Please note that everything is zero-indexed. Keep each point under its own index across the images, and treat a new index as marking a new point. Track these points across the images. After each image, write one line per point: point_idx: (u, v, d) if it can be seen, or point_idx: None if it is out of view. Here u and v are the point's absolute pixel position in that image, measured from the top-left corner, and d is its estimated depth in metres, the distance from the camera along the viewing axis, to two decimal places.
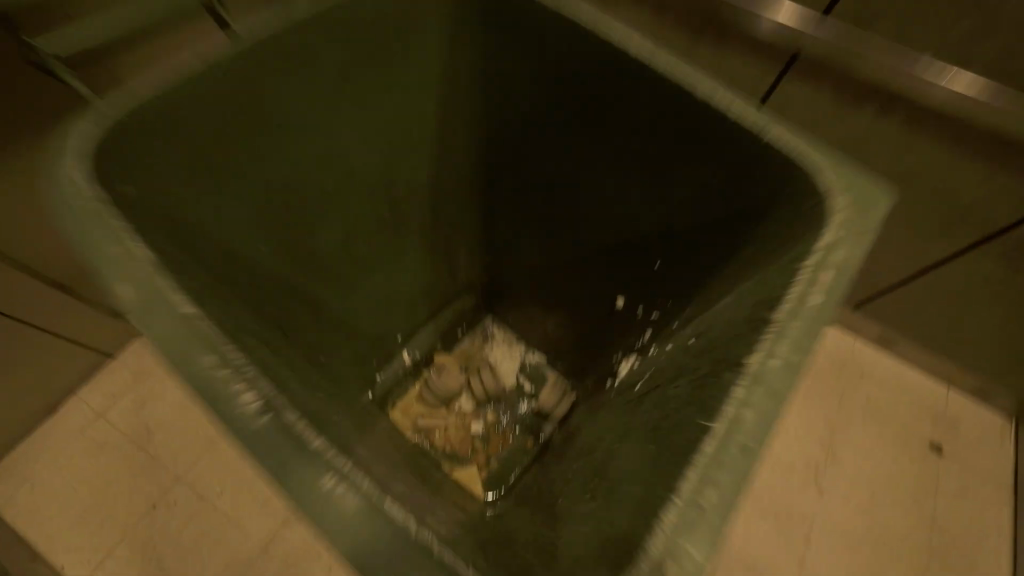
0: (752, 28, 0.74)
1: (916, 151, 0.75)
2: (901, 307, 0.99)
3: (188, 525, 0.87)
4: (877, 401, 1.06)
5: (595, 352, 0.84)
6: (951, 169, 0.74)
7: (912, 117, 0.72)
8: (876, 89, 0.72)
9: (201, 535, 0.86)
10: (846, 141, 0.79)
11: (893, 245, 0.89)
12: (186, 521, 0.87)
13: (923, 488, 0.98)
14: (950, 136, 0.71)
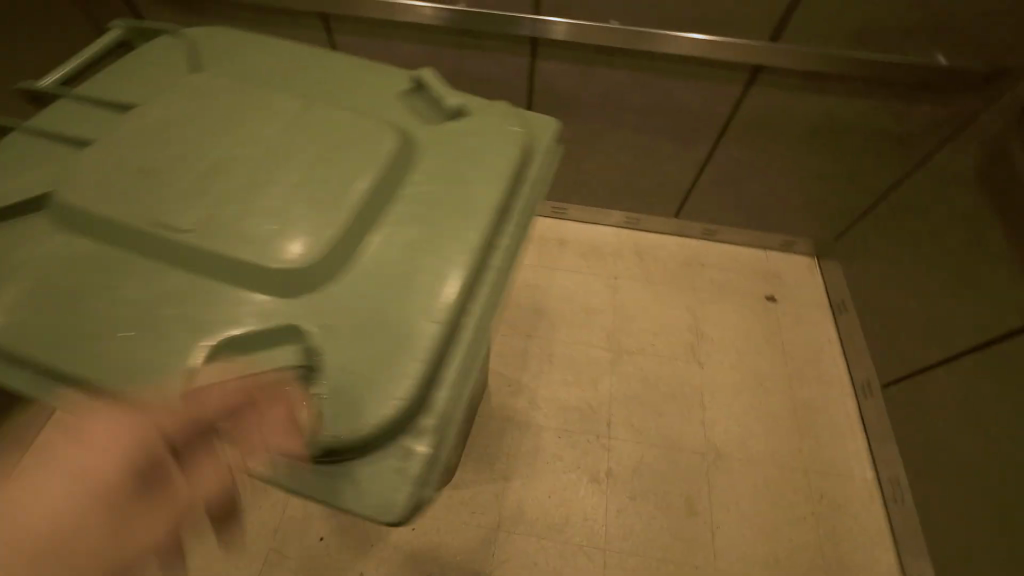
0: (497, 33, 0.93)
1: (646, 86, 0.99)
2: (704, 201, 1.24)
3: None
4: (721, 280, 1.30)
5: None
6: (674, 90, 0.98)
7: (631, 64, 0.95)
8: (599, 51, 0.94)
9: None
10: (601, 94, 1.02)
11: (673, 157, 1.13)
12: None
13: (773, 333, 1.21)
14: (662, 69, 0.95)
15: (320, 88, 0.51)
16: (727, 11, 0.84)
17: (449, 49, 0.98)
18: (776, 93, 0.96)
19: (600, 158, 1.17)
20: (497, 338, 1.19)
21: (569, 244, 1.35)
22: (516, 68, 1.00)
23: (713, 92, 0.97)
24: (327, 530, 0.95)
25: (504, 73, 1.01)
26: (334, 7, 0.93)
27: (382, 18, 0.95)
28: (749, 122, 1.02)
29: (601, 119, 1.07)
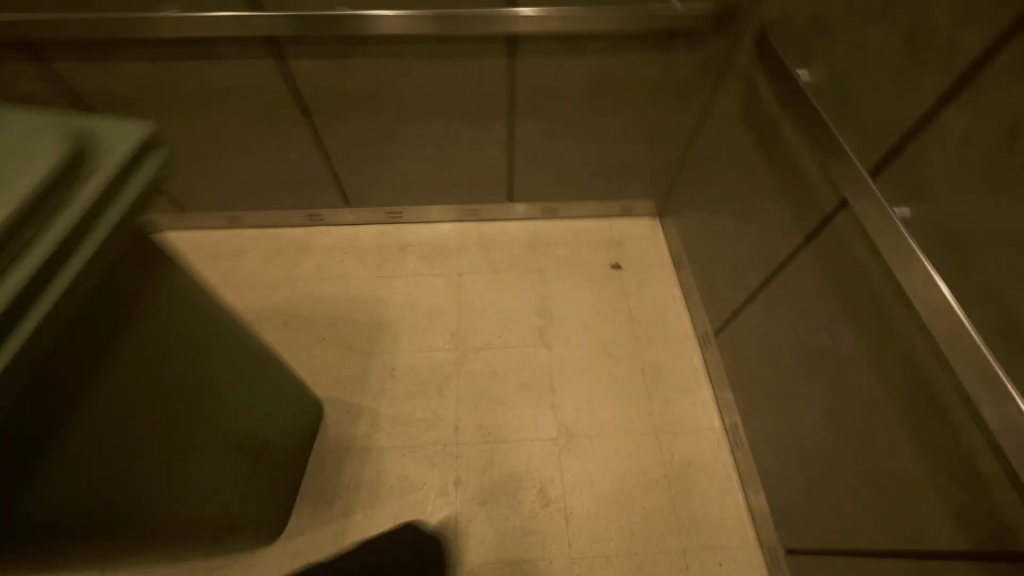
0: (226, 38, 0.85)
1: (411, 73, 0.93)
2: (530, 181, 1.21)
3: None
4: (566, 257, 1.27)
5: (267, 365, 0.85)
6: (440, 72, 0.93)
7: (384, 52, 0.89)
8: (345, 42, 0.87)
9: None
10: (370, 87, 0.95)
11: (476, 142, 1.08)
12: None
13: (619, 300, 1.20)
14: (417, 52, 0.89)
15: None
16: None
17: (183, 63, 0.89)
18: (539, 59, 0.92)
19: (407, 155, 1.11)
20: (335, 363, 1.11)
21: (409, 248, 1.28)
22: (269, 73, 0.92)
23: (480, 69, 0.93)
24: None
25: (261, 81, 0.93)
26: (28, 35, 0.82)
27: (89, 39, 0.84)
28: (532, 95, 0.98)
29: (385, 115, 1.01)
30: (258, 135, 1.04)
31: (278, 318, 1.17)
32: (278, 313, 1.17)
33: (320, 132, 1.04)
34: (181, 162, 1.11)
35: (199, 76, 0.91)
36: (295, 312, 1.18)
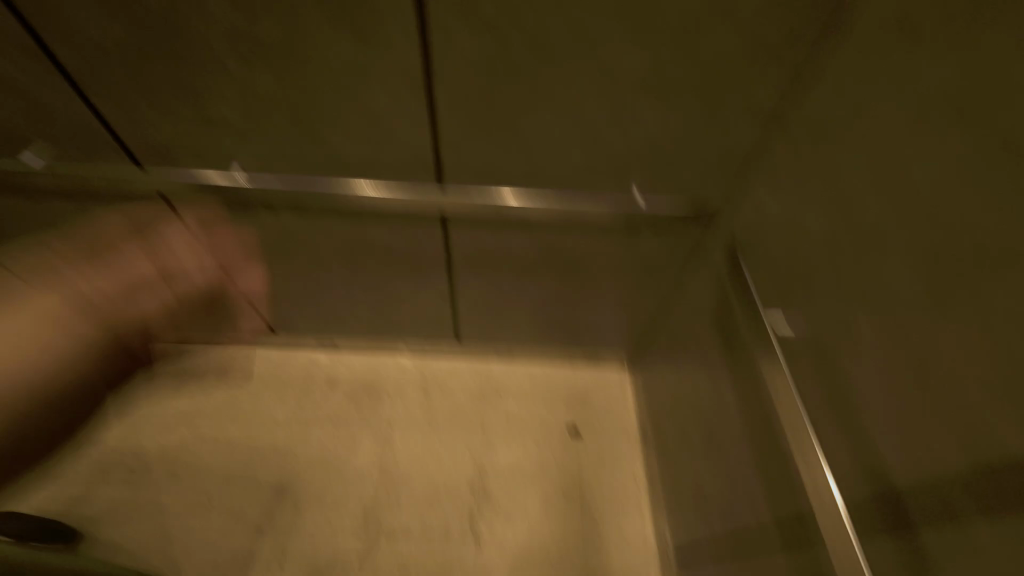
0: (108, 189, 0.73)
1: (328, 232, 0.80)
2: (477, 329, 1.06)
3: None
4: (516, 415, 1.09)
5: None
6: (363, 231, 0.79)
7: (294, 213, 0.76)
8: (245, 201, 0.75)
9: None
10: (281, 241, 0.82)
11: (413, 294, 0.93)
12: None
13: (570, 483, 1.01)
14: (332, 215, 0.77)
15: None
16: (365, 155, 0.67)
17: (62, 204, 0.76)
18: (477, 233, 0.79)
19: (334, 298, 0.96)
20: (219, 537, 0.93)
21: (338, 387, 1.10)
22: (160, 216, 0.78)
23: (408, 234, 0.80)
24: None
25: (149, 220, 0.78)
26: None
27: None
28: (475, 261, 0.84)
29: (303, 264, 0.87)
30: (161, 269, 0.90)
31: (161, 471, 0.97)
32: (163, 462, 0.99)
33: (231, 274, 0.91)
34: (71, 286, 0.96)
35: (82, 216, 0.79)
36: (186, 461, 0.99)
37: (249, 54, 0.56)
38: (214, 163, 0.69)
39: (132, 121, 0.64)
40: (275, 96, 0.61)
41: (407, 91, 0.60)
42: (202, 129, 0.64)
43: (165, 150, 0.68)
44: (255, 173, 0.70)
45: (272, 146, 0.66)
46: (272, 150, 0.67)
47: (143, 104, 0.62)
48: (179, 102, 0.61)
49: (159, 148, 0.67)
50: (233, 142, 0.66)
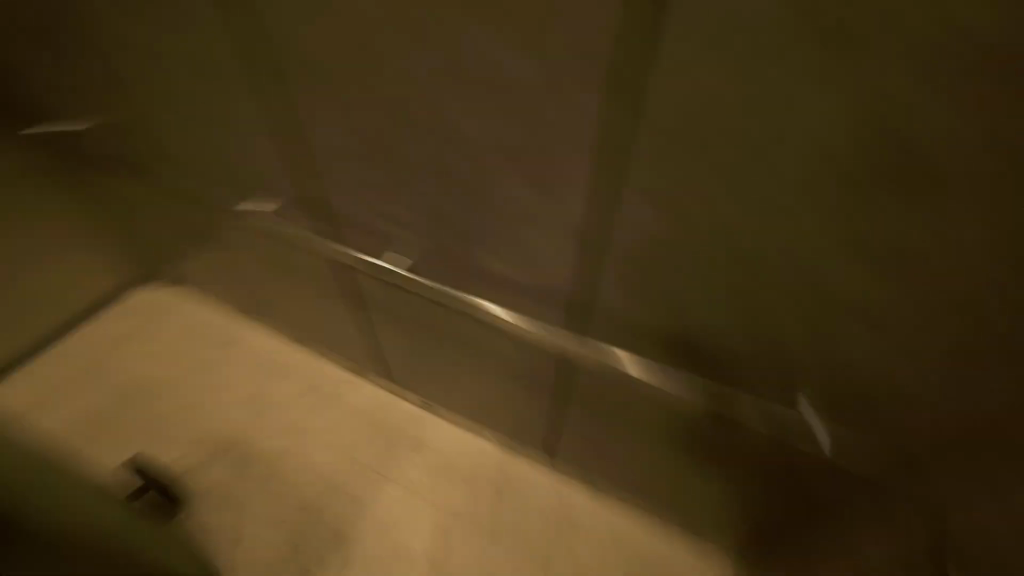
0: (310, 245, 0.86)
1: (461, 334, 0.82)
2: (572, 455, 0.97)
3: None
4: (584, 564, 0.95)
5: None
6: (493, 340, 0.79)
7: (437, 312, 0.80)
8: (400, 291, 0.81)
9: None
10: (419, 327, 0.87)
11: (521, 402, 0.90)
12: None
13: None
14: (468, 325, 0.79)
15: None
16: (518, 282, 0.67)
17: (274, 241, 0.92)
18: (605, 382, 0.74)
19: (447, 377, 0.98)
20: (275, 561, 0.97)
21: (423, 453, 1.10)
22: (331, 270, 0.88)
23: (533, 360, 0.78)
24: None
25: (324, 272, 0.90)
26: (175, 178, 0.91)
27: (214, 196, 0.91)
28: (591, 404, 0.79)
29: (430, 344, 0.89)
30: (323, 307, 1.02)
31: (257, 474, 1.06)
32: (265, 461, 1.09)
33: (372, 333, 0.99)
34: (258, 290, 1.13)
35: (284, 252, 0.93)
36: (276, 474, 1.07)
37: (436, 176, 0.61)
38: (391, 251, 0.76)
39: (345, 200, 0.73)
40: (448, 212, 0.64)
41: (568, 239, 0.59)
42: (391, 226, 0.71)
43: (356, 231, 0.76)
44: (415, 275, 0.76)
45: (442, 254, 0.71)
46: (432, 251, 0.71)
47: (343, 192, 0.71)
48: (378, 200, 0.68)
49: (352, 231, 0.77)
50: (411, 239, 0.72)
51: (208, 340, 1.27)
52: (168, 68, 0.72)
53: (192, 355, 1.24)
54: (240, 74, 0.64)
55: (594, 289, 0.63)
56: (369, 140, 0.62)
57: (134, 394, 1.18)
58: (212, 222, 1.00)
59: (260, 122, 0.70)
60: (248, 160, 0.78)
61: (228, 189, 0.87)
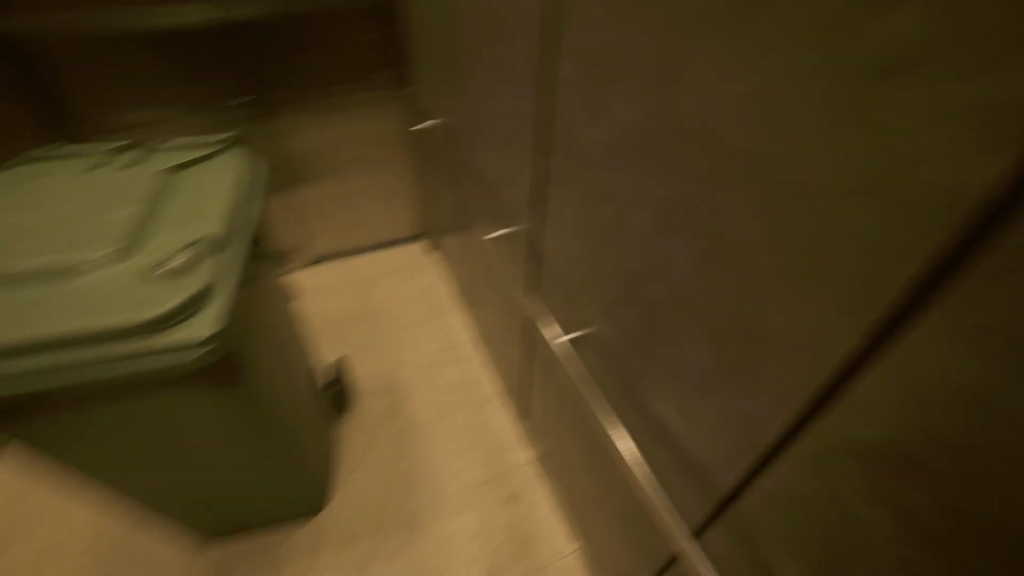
0: (511, 277, 0.94)
1: (591, 434, 0.76)
2: None
3: (23, 498, 1.08)
4: None
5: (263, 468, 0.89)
6: (613, 463, 0.71)
7: (578, 399, 0.76)
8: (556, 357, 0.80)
9: (15, 512, 1.06)
10: (562, 399, 0.84)
11: (616, 540, 0.78)
12: (26, 492, 1.09)
13: None
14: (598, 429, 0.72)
15: (202, 217, 0.66)
16: (655, 423, 0.57)
17: (494, 263, 1.04)
18: None
19: (565, 460, 0.94)
20: (360, 502, 1.10)
21: (513, 507, 1.09)
22: (519, 306, 0.93)
23: (642, 509, 0.65)
24: (121, 518, 1.05)
25: (514, 305, 0.96)
26: (461, 184, 1.14)
27: (473, 204, 1.10)
28: None
29: (565, 423, 0.87)
30: (503, 329, 1.12)
31: (396, 426, 1.25)
32: (404, 421, 1.26)
33: (528, 376, 1.03)
34: (474, 293, 1.34)
35: (496, 276, 1.05)
36: (406, 436, 1.23)
37: (625, 285, 0.55)
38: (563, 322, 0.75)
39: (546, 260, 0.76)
40: (622, 322, 0.58)
41: (733, 436, 0.44)
42: (571, 301, 0.70)
43: (547, 291, 0.78)
44: (570, 352, 0.73)
45: (599, 351, 0.66)
46: (594, 345, 0.66)
47: (550, 253, 0.73)
48: (571, 273, 0.68)
49: (546, 285, 0.78)
50: (580, 323, 0.69)
51: (428, 308, 1.59)
52: (479, 106, 0.87)
53: (411, 314, 1.57)
54: (516, 127, 0.73)
55: (741, 507, 0.46)
56: (583, 222, 0.60)
57: (372, 317, 1.56)
58: (466, 224, 1.21)
59: (516, 168, 0.77)
60: (500, 193, 0.89)
61: (482, 207, 1.04)
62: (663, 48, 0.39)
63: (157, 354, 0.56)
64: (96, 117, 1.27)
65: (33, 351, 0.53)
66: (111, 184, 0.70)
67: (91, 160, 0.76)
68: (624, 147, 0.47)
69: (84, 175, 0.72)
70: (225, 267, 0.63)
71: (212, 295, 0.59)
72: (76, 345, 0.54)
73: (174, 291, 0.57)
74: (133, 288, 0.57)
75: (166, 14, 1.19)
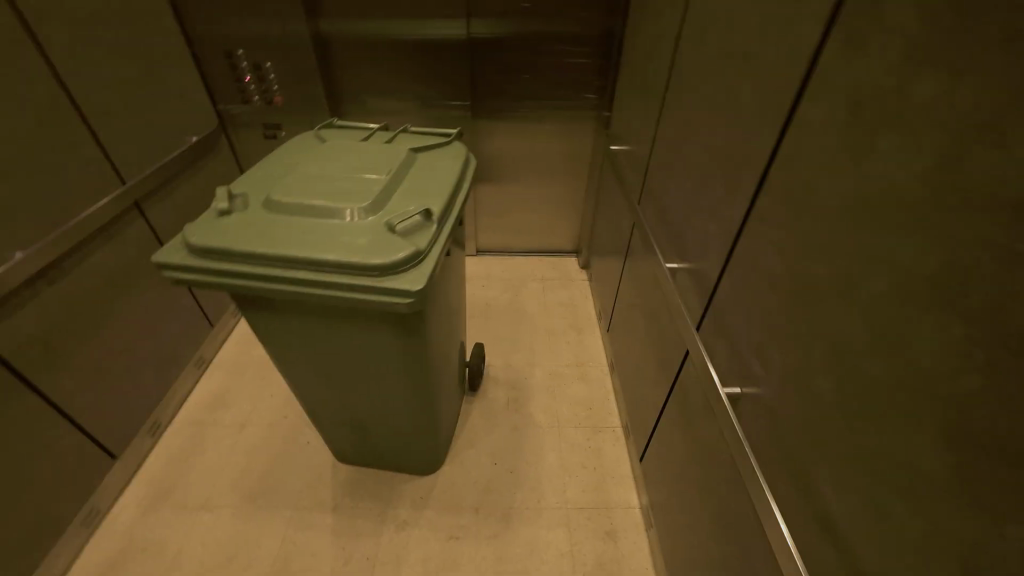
0: (673, 312, 0.90)
1: (727, 501, 0.68)
2: None
3: (237, 377, 1.39)
4: None
5: (409, 417, 1.00)
6: (748, 543, 0.63)
7: (722, 459, 0.69)
8: (707, 407, 0.74)
9: (229, 386, 1.37)
10: (699, 454, 0.78)
11: None
12: (239, 374, 1.40)
13: None
14: (740, 498, 0.64)
15: (432, 192, 0.79)
16: (822, 515, 0.49)
17: (655, 294, 1.01)
18: None
19: (683, 520, 0.86)
20: (468, 478, 1.17)
21: (608, 545, 1.05)
22: (674, 343, 0.89)
23: None
24: (292, 417, 1.29)
25: (667, 341, 0.93)
26: (639, 210, 1.14)
27: (647, 230, 1.08)
28: None
29: (696, 479, 0.80)
30: (645, 362, 1.08)
31: (513, 422, 1.30)
32: (522, 420, 1.31)
33: (661, 418, 0.98)
34: (620, 320, 1.33)
35: (653, 308, 1.02)
36: (522, 435, 1.27)
37: (825, 355, 0.48)
38: (727, 373, 0.70)
39: (723, 303, 0.71)
40: (810, 394, 0.51)
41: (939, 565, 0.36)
42: (743, 353, 0.65)
43: (715, 335, 0.74)
44: (729, 405, 0.67)
45: (766, 414, 0.59)
46: (762, 408, 0.60)
47: (732, 296, 0.69)
48: (752, 323, 0.63)
49: (715, 329, 0.74)
50: (749, 378, 0.63)
51: (568, 323, 1.63)
52: (685, 138, 0.86)
53: (552, 323, 1.62)
54: (725, 162, 0.71)
55: None
56: (786, 275, 0.55)
57: (515, 315, 1.65)
58: (633, 250, 1.21)
59: (715, 204, 0.74)
60: (684, 226, 0.87)
61: (657, 236, 1.02)
62: (970, 103, 0.33)
63: (373, 290, 0.66)
64: (355, 101, 1.53)
65: (292, 260, 0.67)
66: (370, 153, 0.87)
67: (361, 134, 0.96)
68: (872, 205, 0.42)
69: (353, 143, 0.90)
70: (440, 237, 0.73)
71: (426, 257, 0.69)
72: (320, 264, 0.67)
73: (402, 243, 0.68)
74: (372, 234, 0.69)
75: (432, 27, 1.40)
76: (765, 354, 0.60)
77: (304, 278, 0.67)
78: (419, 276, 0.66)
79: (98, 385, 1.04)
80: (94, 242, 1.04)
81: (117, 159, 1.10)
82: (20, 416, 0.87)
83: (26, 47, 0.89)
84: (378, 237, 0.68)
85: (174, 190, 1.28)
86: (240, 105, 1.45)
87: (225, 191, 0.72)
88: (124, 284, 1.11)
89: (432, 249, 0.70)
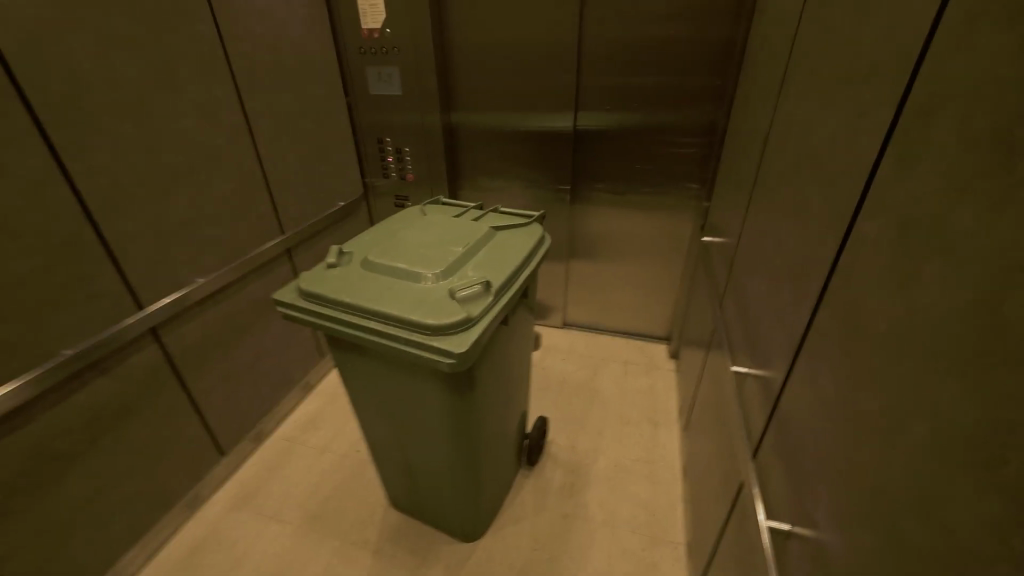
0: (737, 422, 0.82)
1: None
2: None
3: (329, 408, 1.58)
4: None
5: (454, 477, 1.03)
6: None
7: None
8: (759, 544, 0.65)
9: (321, 414, 1.55)
10: None
11: None
12: (331, 405, 1.59)
13: None
14: None
15: (497, 267, 0.86)
16: None
17: (725, 398, 0.93)
18: None
19: None
20: (506, 556, 1.13)
21: None
22: (737, 459, 0.80)
23: None
24: (363, 452, 1.41)
25: (731, 454, 0.83)
26: (723, 306, 1.08)
27: (726, 329, 1.02)
28: None
29: None
30: (711, 473, 0.98)
31: (564, 510, 1.23)
32: (575, 508, 1.23)
33: (719, 545, 0.85)
34: (695, 420, 1.22)
35: (723, 414, 0.94)
36: (571, 524, 1.19)
37: (870, 503, 0.41)
38: (781, 506, 0.61)
39: (783, 422, 0.64)
40: (855, 553, 0.43)
41: None
42: (797, 485, 0.57)
43: (773, 457, 0.66)
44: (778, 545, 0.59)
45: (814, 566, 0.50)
46: (812, 556, 0.51)
47: (790, 416, 0.62)
48: (808, 453, 0.55)
49: (774, 451, 0.66)
50: (800, 518, 0.55)
51: (645, 412, 1.54)
52: (765, 239, 0.83)
53: (628, 410, 1.54)
54: (794, 269, 0.66)
55: None
56: (836, 400, 0.49)
57: (589, 395, 1.61)
58: (713, 345, 1.13)
59: (784, 313, 0.69)
60: (757, 329, 0.81)
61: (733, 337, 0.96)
62: (1013, 237, 0.28)
63: (423, 349, 0.74)
64: (470, 180, 1.77)
65: (366, 311, 0.79)
66: (456, 226, 0.99)
67: (455, 211, 1.10)
68: (916, 333, 0.37)
69: (446, 217, 1.04)
70: (493, 308, 0.79)
71: (475, 325, 0.75)
72: (388, 319, 0.77)
73: (457, 309, 0.75)
74: (435, 299, 0.78)
75: (543, 121, 1.58)
76: (817, 492, 0.52)
77: (373, 330, 0.78)
78: (464, 341, 0.73)
79: (227, 390, 1.28)
80: (250, 277, 1.32)
81: (284, 217, 1.41)
82: (167, 403, 1.11)
83: (243, 135, 1.24)
84: (438, 302, 0.77)
85: (317, 242, 1.58)
86: (381, 180, 1.77)
87: (335, 248, 0.89)
88: (263, 314, 1.38)
89: (481, 318, 0.77)
